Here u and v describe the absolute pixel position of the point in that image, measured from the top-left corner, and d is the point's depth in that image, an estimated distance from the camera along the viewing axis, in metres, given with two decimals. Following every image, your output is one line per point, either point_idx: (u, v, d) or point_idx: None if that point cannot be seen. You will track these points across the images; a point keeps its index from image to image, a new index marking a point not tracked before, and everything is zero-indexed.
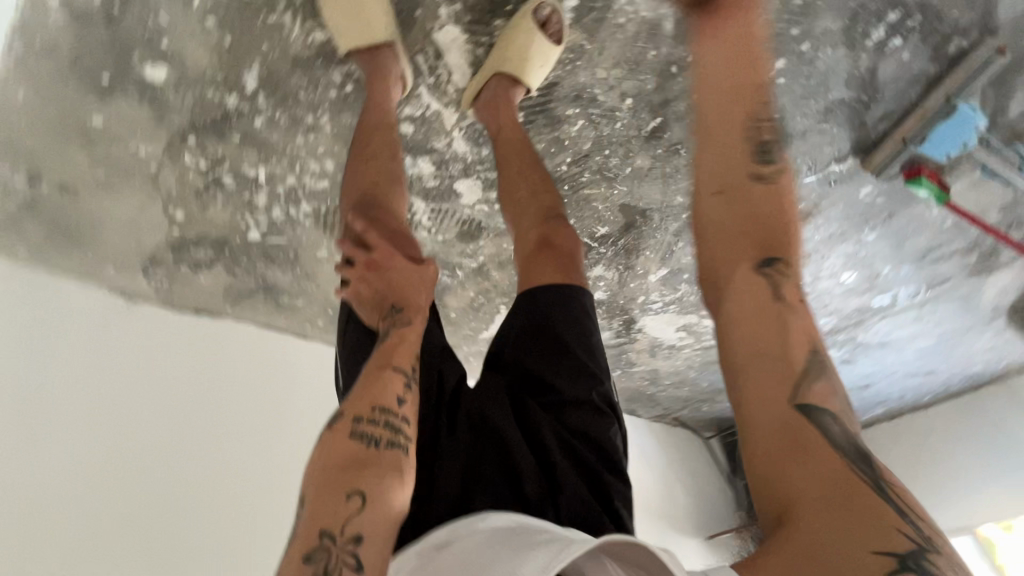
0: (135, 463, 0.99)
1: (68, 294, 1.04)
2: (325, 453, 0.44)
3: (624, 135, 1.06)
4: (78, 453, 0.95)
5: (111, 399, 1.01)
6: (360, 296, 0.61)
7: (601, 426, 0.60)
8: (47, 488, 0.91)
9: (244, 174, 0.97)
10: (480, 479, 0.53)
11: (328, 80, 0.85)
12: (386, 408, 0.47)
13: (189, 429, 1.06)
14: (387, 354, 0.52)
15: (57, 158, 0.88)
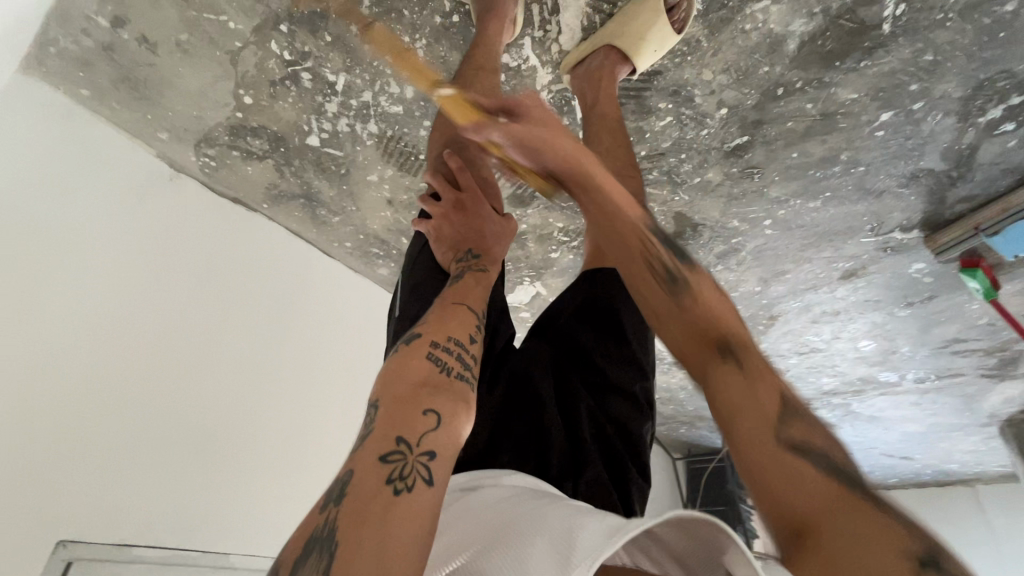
0: (164, 313, 1.02)
1: (120, 149, 1.06)
2: (400, 369, 0.44)
3: (706, 144, 1.04)
4: (112, 288, 0.97)
5: (150, 251, 1.04)
6: (439, 232, 0.63)
7: (637, 419, 0.58)
8: (81, 311, 0.92)
9: (323, 77, 0.94)
10: (507, 434, 0.52)
11: (436, 5, 0.82)
12: (458, 340, 0.47)
13: (215, 298, 1.09)
14: (462, 293, 0.53)
15: (146, 9, 0.85)
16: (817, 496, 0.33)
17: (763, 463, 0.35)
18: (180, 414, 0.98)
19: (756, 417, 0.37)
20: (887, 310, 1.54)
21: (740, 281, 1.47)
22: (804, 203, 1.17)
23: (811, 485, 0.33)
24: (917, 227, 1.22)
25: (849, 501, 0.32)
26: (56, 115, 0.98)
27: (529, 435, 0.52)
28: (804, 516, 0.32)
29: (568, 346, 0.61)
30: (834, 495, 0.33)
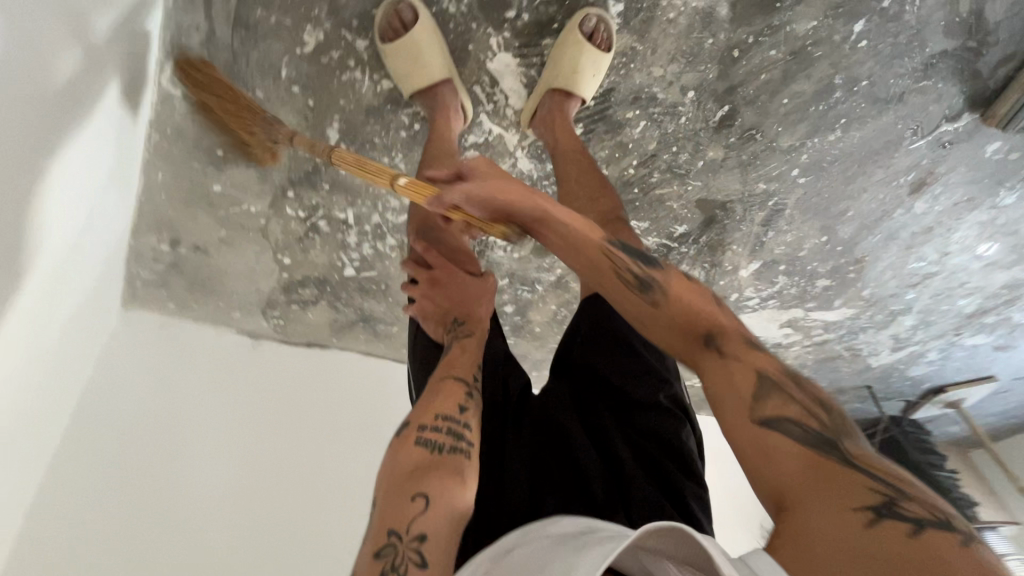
0: (231, 430, 1.17)
1: (208, 336, 1.24)
2: (394, 458, 0.46)
3: (691, 129, 1.03)
4: (192, 415, 1.14)
5: (221, 381, 1.20)
6: (425, 311, 0.64)
7: (672, 427, 0.56)
8: (167, 437, 1.10)
9: (335, 217, 1.08)
10: (546, 484, 0.53)
11: (397, 123, 0.92)
12: (448, 415, 0.49)
13: (274, 414, 1.23)
14: (446, 365, 0.55)
15: (190, 225, 1.04)
16: (829, 503, 0.42)
17: (815, 528, 0.42)
18: (308, 482, 1.20)
19: (768, 458, 0.46)
20: (988, 205, 1.36)
21: (802, 238, 1.38)
22: (824, 138, 1.11)
23: (827, 493, 0.43)
24: (966, 112, 1.10)
25: (852, 485, 0.43)
26: (155, 332, 1.17)
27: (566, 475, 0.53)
28: (833, 539, 0.41)
29: (586, 378, 0.60)
30: (834, 488, 0.43)
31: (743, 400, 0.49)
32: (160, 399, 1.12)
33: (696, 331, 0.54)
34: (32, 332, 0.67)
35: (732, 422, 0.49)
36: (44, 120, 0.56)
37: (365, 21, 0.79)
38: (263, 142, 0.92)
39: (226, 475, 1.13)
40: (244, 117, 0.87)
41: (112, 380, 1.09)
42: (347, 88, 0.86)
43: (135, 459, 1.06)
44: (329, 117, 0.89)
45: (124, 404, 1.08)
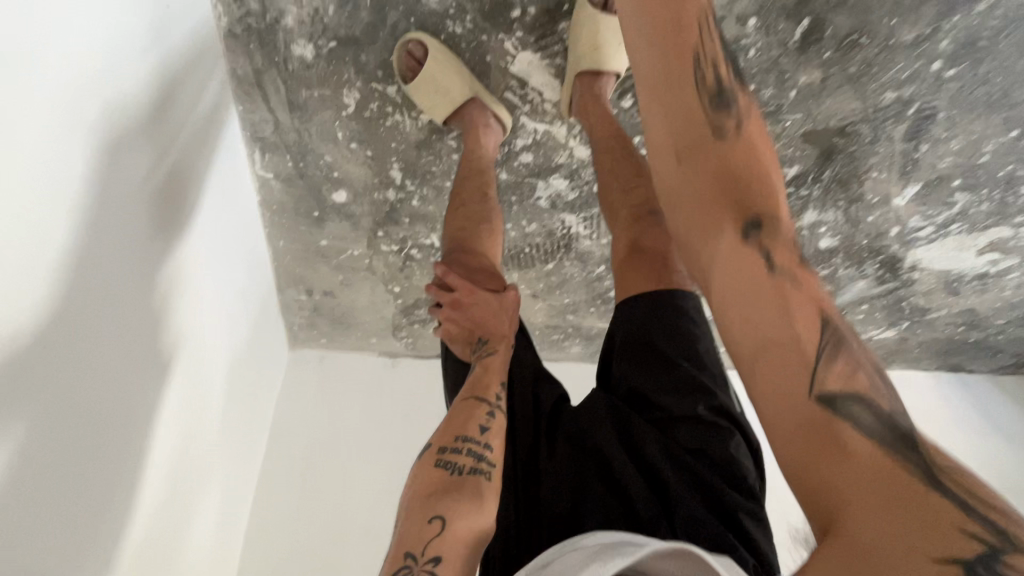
0: (352, 428, 1.36)
1: (356, 361, 1.47)
2: (417, 482, 0.55)
3: (767, 58, 0.88)
4: (332, 407, 1.38)
5: (361, 388, 1.43)
6: (451, 332, 0.74)
7: (716, 443, 0.62)
8: (314, 417, 1.36)
9: (423, 244, 1.16)
10: (590, 500, 0.59)
11: (446, 147, 0.96)
12: (467, 437, 0.58)
13: (383, 427, 1.36)
14: (469, 389, 0.64)
15: (315, 275, 1.23)
16: (909, 547, 0.35)
17: (862, 531, 0.37)
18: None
19: (836, 453, 0.40)
20: None
21: (979, 141, 1.05)
22: (969, 12, 0.85)
23: (902, 519, 0.37)
24: None
25: (939, 521, 0.36)
26: (317, 362, 1.45)
27: (607, 490, 0.60)
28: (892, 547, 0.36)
29: (625, 391, 0.68)
30: (908, 520, 0.36)
31: (809, 365, 0.43)
32: (330, 420, 1.36)
33: (744, 197, 0.51)
34: (202, 374, 0.89)
35: (777, 399, 0.43)
36: (168, 231, 0.75)
37: (388, 69, 0.84)
38: (345, 197, 1.04)
39: (379, 481, 1.29)
40: (323, 180, 1.01)
41: (296, 377, 1.41)
42: (393, 131, 0.92)
43: (314, 468, 1.29)
44: (388, 160, 0.97)
45: (304, 426, 1.34)
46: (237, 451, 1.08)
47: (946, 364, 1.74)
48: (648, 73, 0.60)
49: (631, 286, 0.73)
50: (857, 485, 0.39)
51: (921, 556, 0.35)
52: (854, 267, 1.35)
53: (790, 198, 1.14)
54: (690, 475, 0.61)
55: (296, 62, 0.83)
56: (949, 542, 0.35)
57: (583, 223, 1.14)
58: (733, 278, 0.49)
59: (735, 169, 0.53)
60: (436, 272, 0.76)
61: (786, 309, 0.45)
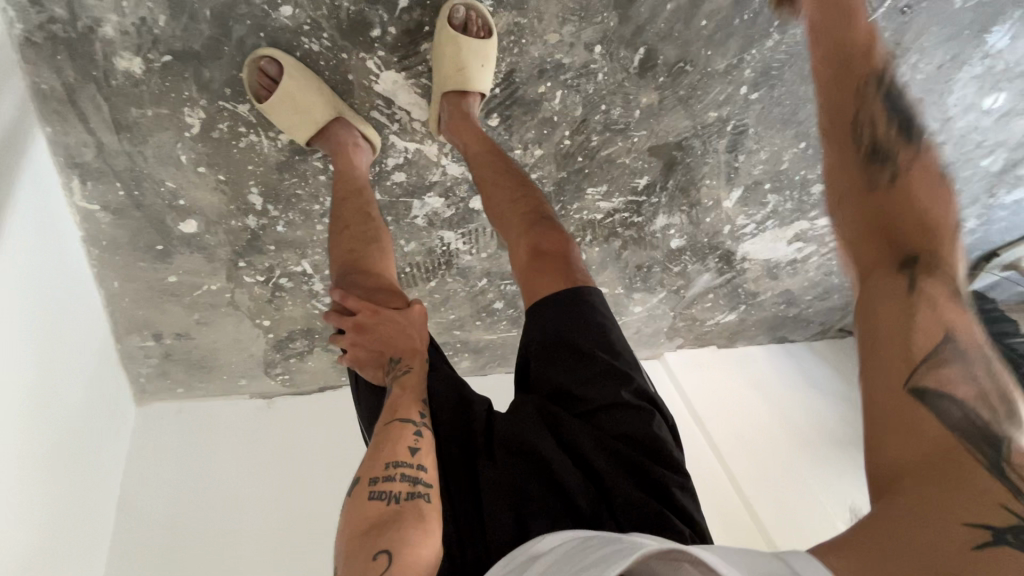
0: (231, 479, 1.21)
1: (223, 408, 1.31)
2: (352, 519, 0.50)
3: (613, 82, 0.97)
4: (204, 460, 1.22)
5: (239, 432, 1.28)
6: (359, 358, 0.66)
7: (641, 425, 0.65)
8: (180, 474, 1.19)
9: (294, 272, 1.08)
10: (531, 504, 0.60)
11: (312, 169, 0.90)
12: (398, 462, 0.53)
13: (271, 470, 1.24)
14: (394, 409, 0.58)
15: (163, 317, 1.08)
16: (942, 522, 0.42)
17: (918, 496, 0.44)
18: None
19: (909, 423, 0.48)
20: (977, 55, 1.23)
21: (780, 151, 1.28)
22: (762, 47, 1.02)
23: (938, 491, 0.44)
24: None
25: (960, 511, 0.42)
26: (174, 416, 1.26)
27: (553, 494, 0.61)
28: (933, 523, 0.42)
29: (548, 391, 0.67)
30: (950, 494, 0.44)
31: (913, 362, 0.50)
32: (197, 480, 1.19)
33: (892, 227, 0.57)
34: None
35: (878, 343, 0.52)
36: None
37: (237, 86, 0.77)
38: (196, 226, 0.93)
39: (271, 529, 1.16)
40: (167, 208, 0.89)
41: (151, 434, 1.22)
42: (249, 152, 0.85)
43: (185, 537, 1.12)
44: (246, 185, 0.89)
45: (163, 495, 1.16)
46: (71, 534, 0.92)
47: (775, 337, 2.07)
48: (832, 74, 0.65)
49: (537, 288, 0.73)
50: (908, 456, 0.47)
51: (953, 521, 0.42)
52: (700, 262, 1.56)
53: (644, 205, 1.28)
54: (624, 463, 0.63)
55: (121, 76, 0.73)
56: (990, 516, 0.42)
57: (461, 238, 1.15)
58: (877, 295, 0.55)
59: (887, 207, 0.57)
60: (334, 296, 0.68)
61: (910, 318, 0.52)
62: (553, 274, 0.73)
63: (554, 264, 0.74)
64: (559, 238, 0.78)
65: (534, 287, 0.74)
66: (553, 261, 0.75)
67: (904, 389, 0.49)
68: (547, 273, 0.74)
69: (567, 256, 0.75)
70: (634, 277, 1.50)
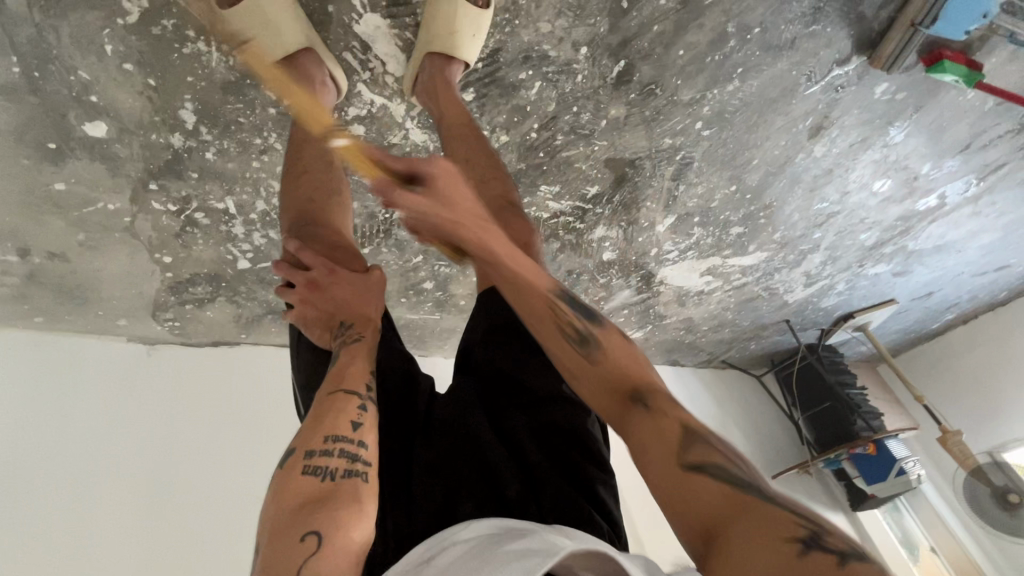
0: (89, 432, 1.05)
1: (93, 348, 1.14)
2: (282, 494, 0.44)
3: (589, 87, 0.99)
4: (58, 406, 1.05)
5: (109, 378, 1.12)
6: (307, 317, 0.62)
7: (578, 419, 0.64)
8: (24, 418, 1.01)
9: (214, 209, 0.96)
10: (461, 489, 0.56)
11: (262, 99, 0.82)
12: (338, 435, 0.47)
13: (146, 427, 1.10)
14: (339, 380, 0.52)
15: (37, 229, 0.91)
16: (768, 526, 0.38)
17: (738, 554, 0.36)
18: (222, 496, 1.10)
19: (719, 520, 0.40)
20: (880, 143, 1.43)
21: (714, 190, 1.39)
22: (723, 89, 1.09)
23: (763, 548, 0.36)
24: (855, 56, 1.12)
25: (760, 521, 0.38)
26: (26, 349, 1.08)
27: (480, 479, 0.58)
28: (754, 560, 0.35)
29: (491, 376, 0.68)
30: (767, 530, 0.37)
31: (671, 446, 0.45)
32: (38, 421, 1.02)
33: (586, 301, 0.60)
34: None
35: (657, 470, 0.45)
36: None
37: None
38: (105, 130, 0.79)
39: (123, 487, 1.03)
40: (72, 103, 0.75)
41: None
42: (191, 62, 0.74)
43: (12, 489, 0.95)
44: (179, 97, 0.78)
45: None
46: None
47: (669, 359, 2.25)
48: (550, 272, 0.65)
49: (493, 273, 0.73)
50: (692, 508, 0.41)
51: (778, 540, 0.36)
52: (623, 278, 1.65)
53: (587, 213, 1.32)
54: (555, 456, 0.62)
55: None
56: (790, 531, 0.37)
57: None
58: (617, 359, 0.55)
59: (626, 355, 0.56)
60: (288, 248, 0.63)
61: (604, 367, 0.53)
62: (518, 263, 0.73)
63: (513, 248, 0.75)
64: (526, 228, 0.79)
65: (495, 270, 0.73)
66: (513, 246, 0.75)
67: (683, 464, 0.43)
68: None
69: (527, 243, 0.76)
70: (564, 281, 1.55)
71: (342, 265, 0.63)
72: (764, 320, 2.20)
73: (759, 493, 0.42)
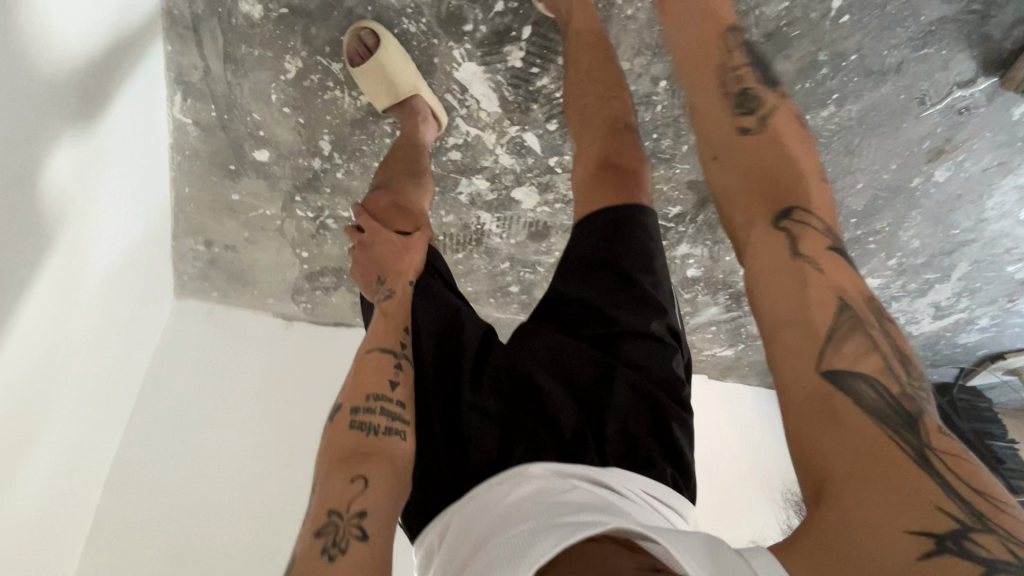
0: (250, 410, 1.30)
1: (249, 320, 1.42)
2: (339, 442, 0.67)
3: (669, 116, 1.03)
4: (226, 391, 1.31)
5: (259, 362, 1.37)
6: (360, 273, 0.87)
7: (655, 357, 0.76)
8: (202, 402, 1.28)
9: (341, 216, 1.18)
10: (514, 437, 0.70)
11: (381, 132, 1.00)
12: (376, 395, 0.70)
13: (291, 404, 1.34)
14: (377, 342, 0.76)
15: (218, 227, 1.19)
16: (887, 529, 0.44)
17: (842, 517, 0.46)
18: None
19: (894, 468, 0.46)
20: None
21: None
22: (816, 114, 1.06)
23: (875, 491, 0.46)
24: (982, 77, 1.02)
25: (904, 482, 0.46)
26: (204, 318, 1.37)
27: (538, 425, 0.71)
28: (878, 515, 0.45)
29: (564, 324, 0.80)
30: (906, 489, 0.45)
31: (821, 339, 0.52)
32: (194, 431, 1.24)
33: (780, 193, 0.59)
34: (68, 342, 0.85)
35: (789, 367, 0.53)
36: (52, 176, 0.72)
37: (336, 47, 0.87)
38: (266, 156, 1.03)
39: (281, 480, 1.25)
40: (247, 136, 0.99)
41: (184, 343, 1.32)
42: (330, 105, 0.94)
43: (204, 463, 1.22)
44: (320, 131, 0.99)
45: (183, 415, 1.25)
46: (86, 461, 1.01)
47: (764, 383, 2.16)
48: (749, 172, 0.61)
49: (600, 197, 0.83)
50: (843, 446, 0.48)
51: (895, 530, 0.44)
52: (710, 294, 1.64)
53: (669, 230, 1.35)
54: (632, 390, 0.74)
55: (241, 17, 0.81)
56: (935, 523, 0.43)
57: (497, 222, 1.25)
58: (769, 283, 0.56)
59: (842, 410, 0.49)
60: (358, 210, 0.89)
61: (801, 291, 0.54)
62: (624, 186, 0.83)
63: (619, 173, 0.84)
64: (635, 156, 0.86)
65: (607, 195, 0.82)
66: (620, 171, 0.84)
67: (817, 371, 0.51)
68: (615, 187, 0.83)
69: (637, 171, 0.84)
70: None
71: (388, 227, 0.88)
72: None
73: (915, 437, 0.47)
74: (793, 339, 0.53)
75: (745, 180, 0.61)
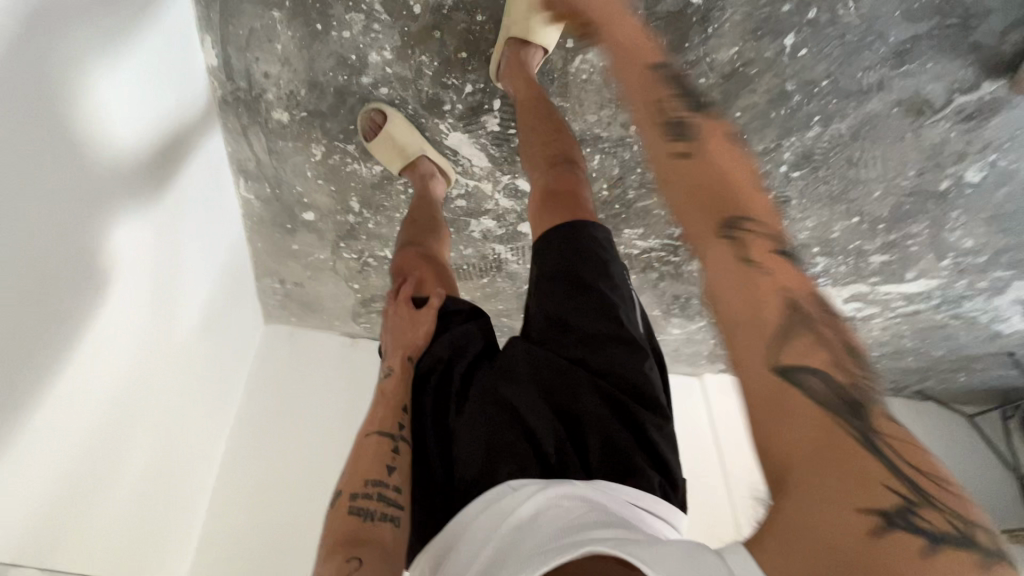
0: (322, 429, 1.54)
1: (322, 339, 1.72)
2: (337, 529, 0.67)
3: (648, 153, 1.11)
4: (305, 414, 1.56)
5: (328, 389, 1.63)
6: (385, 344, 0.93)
7: (625, 362, 0.77)
8: (286, 421, 1.53)
9: (378, 256, 1.40)
10: (501, 451, 0.71)
11: (396, 190, 1.20)
12: (372, 481, 0.71)
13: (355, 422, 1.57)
14: (377, 425, 0.78)
15: (287, 270, 1.48)
16: None
17: None
18: None
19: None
20: None
21: (829, 223, 1.31)
22: (803, 136, 1.07)
23: None
24: (985, 81, 0.97)
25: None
26: (287, 339, 1.68)
27: (517, 436, 0.72)
28: None
29: (534, 340, 0.82)
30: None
31: (868, 503, 0.40)
32: (277, 448, 1.49)
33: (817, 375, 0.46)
34: (175, 389, 1.09)
35: (812, 509, 0.41)
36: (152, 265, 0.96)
37: (348, 133, 1.07)
38: (313, 217, 1.28)
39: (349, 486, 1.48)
40: (295, 203, 1.24)
41: (271, 369, 1.61)
42: (352, 175, 1.16)
43: (288, 476, 1.46)
44: (348, 194, 1.21)
45: (270, 432, 1.51)
46: (203, 462, 1.31)
47: None
48: (725, 289, 0.52)
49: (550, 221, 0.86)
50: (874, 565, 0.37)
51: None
52: None
53: (679, 247, 1.40)
54: (602, 400, 0.74)
55: (274, 122, 1.04)
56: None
57: (510, 252, 1.39)
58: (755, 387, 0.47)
59: (875, 554, 0.37)
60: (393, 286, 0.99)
61: (832, 446, 0.43)
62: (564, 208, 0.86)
63: (560, 198, 0.87)
64: (573, 180, 0.90)
65: (547, 218, 0.86)
66: (560, 196, 0.88)
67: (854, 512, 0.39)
68: (561, 208, 0.86)
69: (573, 191, 0.88)
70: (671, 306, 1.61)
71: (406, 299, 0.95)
72: (960, 350, 1.86)
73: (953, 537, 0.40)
74: (834, 489, 0.41)
75: (734, 293, 0.51)
